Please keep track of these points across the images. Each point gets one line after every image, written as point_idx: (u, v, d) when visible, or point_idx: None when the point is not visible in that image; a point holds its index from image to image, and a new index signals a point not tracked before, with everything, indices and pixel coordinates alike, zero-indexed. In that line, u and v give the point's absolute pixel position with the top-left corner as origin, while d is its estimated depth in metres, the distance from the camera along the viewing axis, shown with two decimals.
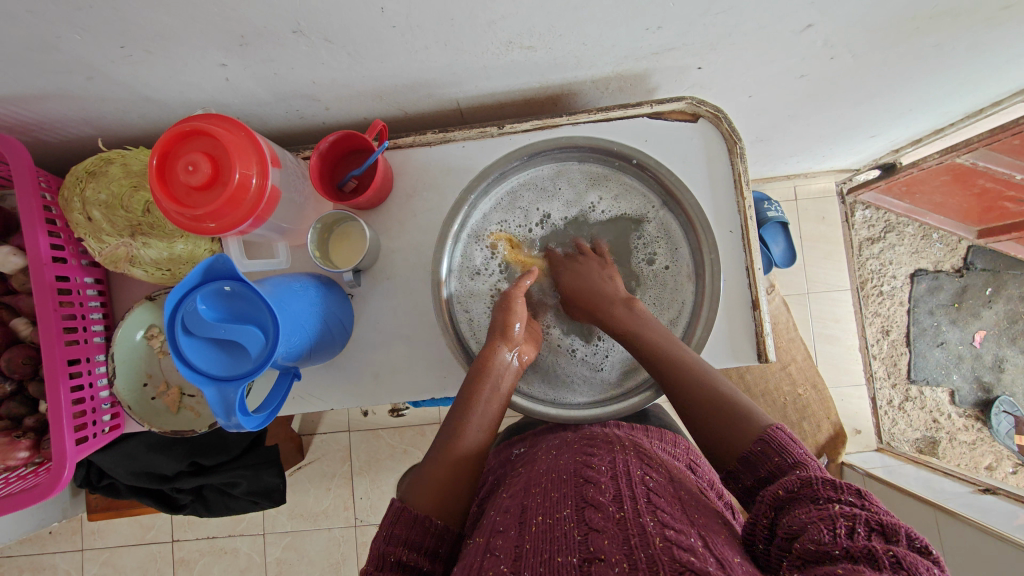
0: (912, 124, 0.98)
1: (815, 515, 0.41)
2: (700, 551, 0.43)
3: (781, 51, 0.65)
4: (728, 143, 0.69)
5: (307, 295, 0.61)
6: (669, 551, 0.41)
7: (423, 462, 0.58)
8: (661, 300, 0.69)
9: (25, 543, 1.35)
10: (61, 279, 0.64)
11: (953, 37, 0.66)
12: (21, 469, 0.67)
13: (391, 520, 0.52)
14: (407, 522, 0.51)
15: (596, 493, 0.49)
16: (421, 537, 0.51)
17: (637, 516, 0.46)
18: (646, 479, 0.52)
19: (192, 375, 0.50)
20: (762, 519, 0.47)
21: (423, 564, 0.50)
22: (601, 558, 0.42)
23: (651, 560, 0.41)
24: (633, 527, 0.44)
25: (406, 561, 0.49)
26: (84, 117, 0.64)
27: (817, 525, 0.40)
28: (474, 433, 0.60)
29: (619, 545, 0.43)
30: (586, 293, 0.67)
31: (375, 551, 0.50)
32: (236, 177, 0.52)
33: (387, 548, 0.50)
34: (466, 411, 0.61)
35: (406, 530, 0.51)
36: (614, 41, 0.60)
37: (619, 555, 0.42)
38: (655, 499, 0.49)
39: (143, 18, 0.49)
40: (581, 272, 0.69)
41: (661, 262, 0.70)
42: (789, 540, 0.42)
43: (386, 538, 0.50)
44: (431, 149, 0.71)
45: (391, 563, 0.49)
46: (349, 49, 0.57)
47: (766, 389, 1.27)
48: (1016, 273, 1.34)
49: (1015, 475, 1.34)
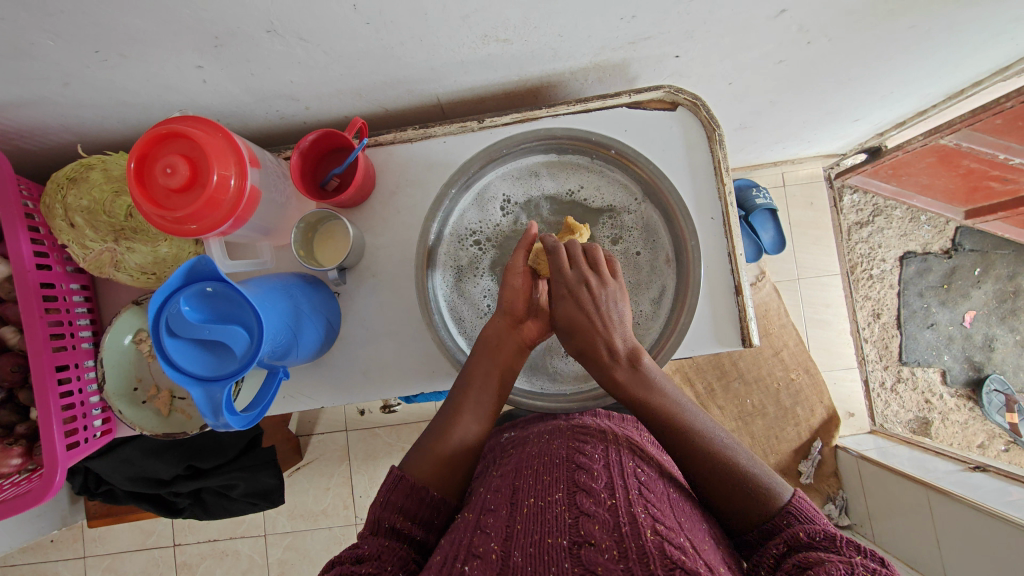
0: (895, 106, 0.98)
1: (835, 557, 0.44)
2: (689, 551, 0.44)
3: (757, 37, 0.66)
4: (707, 130, 0.69)
5: (293, 293, 0.62)
6: (660, 546, 0.42)
7: (423, 436, 0.59)
8: (639, 283, 0.68)
9: (27, 552, 1.35)
10: (47, 285, 0.64)
11: (928, 18, 0.66)
12: (15, 475, 0.68)
13: (389, 488, 0.54)
14: (404, 491, 0.53)
15: (589, 479, 0.49)
16: (417, 506, 0.53)
17: (629, 505, 0.46)
18: (637, 471, 0.52)
19: (178, 374, 0.50)
20: (771, 550, 0.49)
21: (417, 534, 0.52)
22: (591, 543, 0.43)
23: (642, 551, 0.42)
24: (624, 516, 0.45)
25: (399, 529, 0.51)
26: (63, 123, 0.64)
27: (834, 563, 0.43)
28: (476, 413, 0.60)
29: (610, 532, 0.44)
30: (584, 342, 0.58)
31: (371, 517, 0.52)
32: (214, 179, 0.52)
33: (382, 514, 0.52)
34: (465, 390, 0.61)
35: (403, 499, 0.53)
36: (589, 32, 0.61)
37: (608, 542, 0.43)
38: (646, 492, 0.49)
39: (115, 22, 0.49)
40: (580, 310, 0.58)
41: (633, 247, 0.69)
42: (800, 567, 0.44)
43: (383, 504, 0.53)
44: (412, 145, 0.71)
45: (385, 529, 0.51)
46: (324, 47, 0.57)
47: (759, 375, 1.28)
48: (1004, 253, 1.35)
49: (1007, 452, 1.35)
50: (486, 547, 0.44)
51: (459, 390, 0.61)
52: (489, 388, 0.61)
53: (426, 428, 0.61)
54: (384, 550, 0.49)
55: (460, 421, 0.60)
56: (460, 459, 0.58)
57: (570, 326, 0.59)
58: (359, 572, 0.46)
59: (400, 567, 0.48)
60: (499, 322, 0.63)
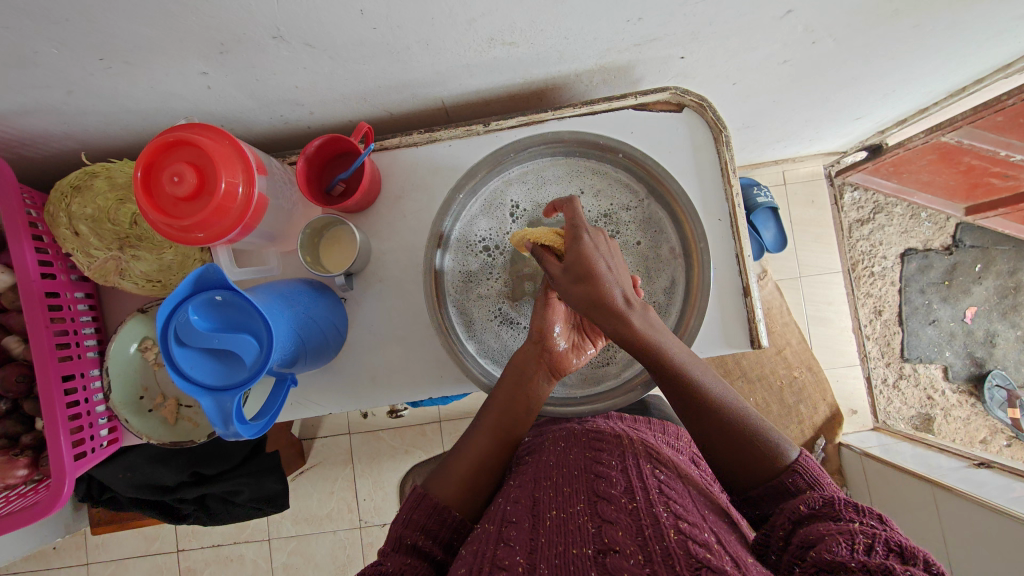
0: (897, 104, 0.98)
1: (835, 529, 0.43)
2: (714, 547, 0.43)
3: (763, 38, 0.66)
4: (714, 131, 0.69)
5: (297, 299, 0.61)
6: (684, 545, 0.42)
7: (448, 456, 0.61)
8: (649, 270, 0.68)
9: (30, 560, 1.35)
10: (51, 294, 0.64)
11: (933, 17, 0.66)
12: (21, 486, 0.68)
13: (410, 507, 0.54)
14: (425, 510, 0.54)
15: (608, 487, 0.50)
16: (437, 526, 0.53)
17: (650, 506, 0.47)
18: (656, 472, 0.52)
19: (189, 385, 0.50)
20: (778, 530, 0.48)
21: (436, 554, 0.51)
22: (615, 550, 0.43)
23: (666, 553, 0.41)
24: (646, 518, 0.45)
25: (420, 547, 0.51)
26: (66, 131, 0.63)
27: (835, 537, 0.42)
28: (500, 435, 0.61)
29: (633, 536, 0.44)
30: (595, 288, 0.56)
31: (393, 534, 0.52)
32: (222, 186, 0.52)
33: (404, 532, 0.52)
34: (491, 413, 0.61)
35: (424, 518, 0.53)
36: (595, 35, 0.60)
37: (633, 547, 0.43)
38: (666, 491, 0.50)
39: (120, 29, 0.49)
40: (592, 256, 0.57)
41: (634, 234, 0.68)
42: (803, 548, 0.44)
43: (405, 522, 0.53)
44: (417, 149, 0.71)
45: (406, 547, 0.51)
46: (330, 52, 0.57)
47: (762, 373, 1.29)
48: (1005, 248, 1.35)
49: (1009, 447, 1.36)
50: (511, 560, 0.44)
51: (486, 414, 0.62)
52: (515, 417, 0.61)
53: (451, 449, 0.62)
54: (405, 567, 0.48)
55: (481, 445, 0.60)
56: (480, 483, 0.58)
57: (583, 273, 0.56)
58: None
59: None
60: (528, 350, 0.62)
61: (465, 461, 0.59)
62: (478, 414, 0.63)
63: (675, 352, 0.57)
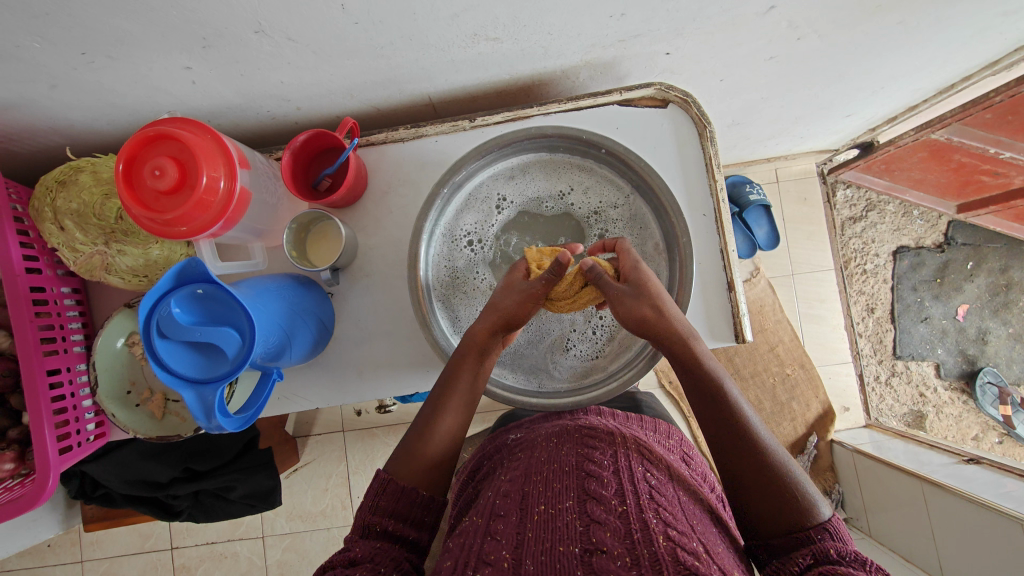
0: (885, 101, 0.98)
1: None
2: (702, 556, 0.43)
3: (747, 33, 0.66)
4: (698, 127, 0.69)
5: (283, 294, 0.61)
6: (672, 552, 0.42)
7: (407, 436, 0.59)
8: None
9: (25, 556, 1.35)
10: (37, 289, 0.64)
11: (916, 13, 0.67)
12: (8, 480, 0.67)
13: (375, 492, 0.53)
14: (393, 494, 0.53)
15: (598, 487, 0.49)
16: (407, 508, 0.53)
17: (640, 511, 0.46)
18: (648, 475, 0.52)
19: (171, 378, 0.50)
20: (793, 564, 0.46)
21: (410, 535, 0.52)
22: (602, 550, 0.42)
23: (654, 558, 0.41)
24: (636, 522, 0.45)
25: (392, 531, 0.51)
26: (52, 126, 0.64)
27: None
28: (455, 413, 0.60)
29: (621, 540, 0.43)
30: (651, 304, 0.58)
31: (361, 521, 0.51)
32: (203, 180, 0.52)
33: (373, 519, 0.51)
34: (447, 393, 0.60)
35: (391, 502, 0.52)
36: (579, 30, 0.61)
37: (620, 549, 0.42)
38: (657, 496, 0.49)
39: (101, 23, 0.49)
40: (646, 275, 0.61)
41: (618, 232, 0.69)
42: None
43: (372, 508, 0.52)
44: (404, 144, 0.71)
45: (376, 532, 0.51)
46: (313, 47, 0.57)
47: (755, 370, 1.32)
48: (997, 246, 1.36)
49: (1001, 444, 1.37)
50: (498, 555, 0.43)
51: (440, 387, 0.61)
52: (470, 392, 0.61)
53: (409, 427, 0.60)
54: (375, 553, 0.48)
55: (444, 419, 0.59)
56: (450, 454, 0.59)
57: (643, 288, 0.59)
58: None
59: (392, 568, 0.47)
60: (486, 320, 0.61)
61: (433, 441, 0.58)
62: (434, 387, 0.61)
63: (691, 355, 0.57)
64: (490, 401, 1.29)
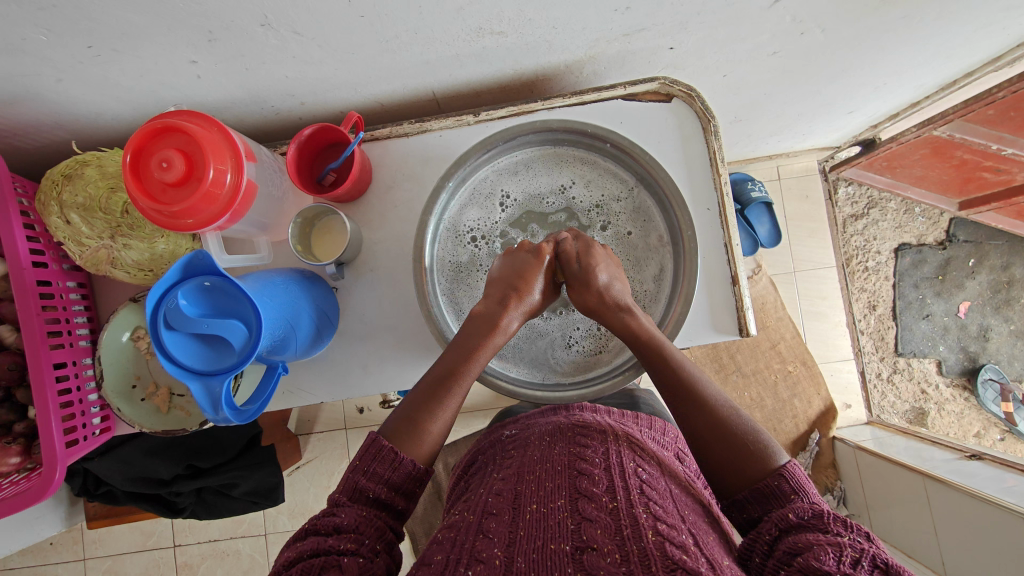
0: (889, 97, 0.99)
1: (824, 540, 0.43)
2: (691, 550, 0.43)
3: (751, 27, 0.66)
4: (702, 121, 0.69)
5: (290, 290, 0.61)
6: (661, 547, 0.42)
7: (406, 405, 0.57)
8: (638, 260, 0.70)
9: (27, 554, 1.35)
10: (43, 283, 0.65)
11: (920, 8, 0.67)
12: (14, 474, 0.68)
13: (370, 457, 0.52)
14: (391, 461, 0.52)
15: (590, 484, 0.49)
16: (400, 476, 0.52)
17: (630, 507, 0.46)
18: (638, 471, 0.53)
19: (177, 370, 0.50)
20: (764, 535, 0.47)
21: (398, 504, 0.52)
22: (593, 548, 0.42)
23: (643, 554, 0.41)
24: (626, 518, 0.45)
25: (381, 498, 0.51)
26: (57, 120, 0.64)
27: (823, 547, 0.42)
28: (456, 381, 0.59)
29: (612, 536, 0.43)
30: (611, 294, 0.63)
31: (352, 483, 0.51)
32: (210, 174, 0.53)
33: (366, 483, 0.51)
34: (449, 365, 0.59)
35: (386, 470, 0.52)
36: (584, 25, 0.61)
37: (611, 546, 0.42)
38: (648, 491, 0.50)
39: (108, 16, 0.49)
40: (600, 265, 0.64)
41: (623, 228, 0.70)
42: (790, 554, 0.43)
43: (366, 472, 0.52)
44: (408, 139, 0.72)
45: (367, 498, 0.51)
46: (319, 41, 0.57)
47: (756, 367, 1.29)
48: (999, 243, 1.36)
49: (1003, 441, 1.37)
50: (489, 553, 0.43)
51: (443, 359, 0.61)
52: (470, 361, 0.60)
53: (405, 398, 0.59)
54: (362, 521, 0.49)
55: (445, 391, 0.58)
56: (449, 430, 0.58)
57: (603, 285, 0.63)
58: (337, 547, 0.45)
59: (377, 538, 0.48)
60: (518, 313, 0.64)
61: (433, 415, 0.57)
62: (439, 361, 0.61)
63: (671, 352, 0.60)
64: (492, 398, 1.29)
